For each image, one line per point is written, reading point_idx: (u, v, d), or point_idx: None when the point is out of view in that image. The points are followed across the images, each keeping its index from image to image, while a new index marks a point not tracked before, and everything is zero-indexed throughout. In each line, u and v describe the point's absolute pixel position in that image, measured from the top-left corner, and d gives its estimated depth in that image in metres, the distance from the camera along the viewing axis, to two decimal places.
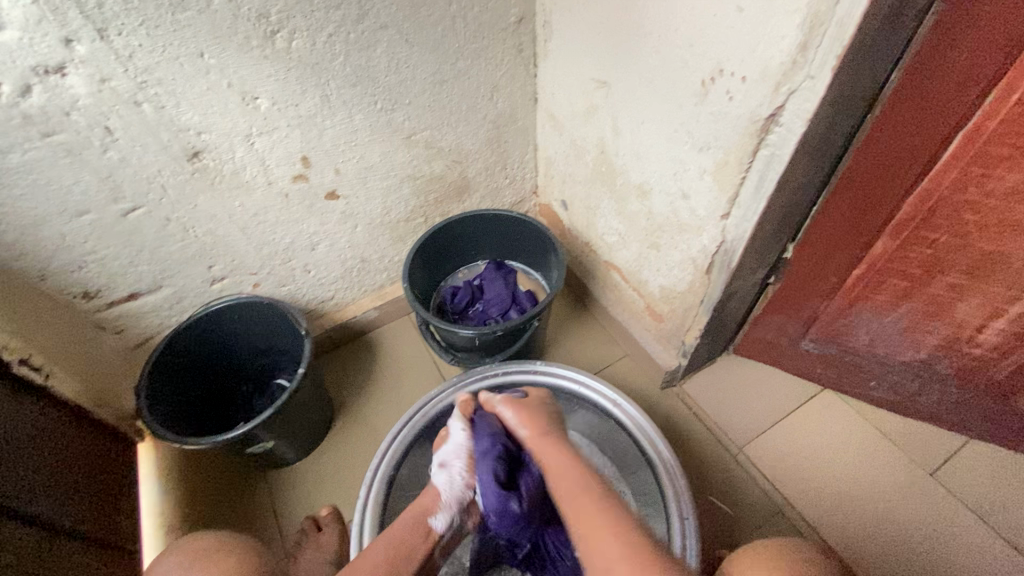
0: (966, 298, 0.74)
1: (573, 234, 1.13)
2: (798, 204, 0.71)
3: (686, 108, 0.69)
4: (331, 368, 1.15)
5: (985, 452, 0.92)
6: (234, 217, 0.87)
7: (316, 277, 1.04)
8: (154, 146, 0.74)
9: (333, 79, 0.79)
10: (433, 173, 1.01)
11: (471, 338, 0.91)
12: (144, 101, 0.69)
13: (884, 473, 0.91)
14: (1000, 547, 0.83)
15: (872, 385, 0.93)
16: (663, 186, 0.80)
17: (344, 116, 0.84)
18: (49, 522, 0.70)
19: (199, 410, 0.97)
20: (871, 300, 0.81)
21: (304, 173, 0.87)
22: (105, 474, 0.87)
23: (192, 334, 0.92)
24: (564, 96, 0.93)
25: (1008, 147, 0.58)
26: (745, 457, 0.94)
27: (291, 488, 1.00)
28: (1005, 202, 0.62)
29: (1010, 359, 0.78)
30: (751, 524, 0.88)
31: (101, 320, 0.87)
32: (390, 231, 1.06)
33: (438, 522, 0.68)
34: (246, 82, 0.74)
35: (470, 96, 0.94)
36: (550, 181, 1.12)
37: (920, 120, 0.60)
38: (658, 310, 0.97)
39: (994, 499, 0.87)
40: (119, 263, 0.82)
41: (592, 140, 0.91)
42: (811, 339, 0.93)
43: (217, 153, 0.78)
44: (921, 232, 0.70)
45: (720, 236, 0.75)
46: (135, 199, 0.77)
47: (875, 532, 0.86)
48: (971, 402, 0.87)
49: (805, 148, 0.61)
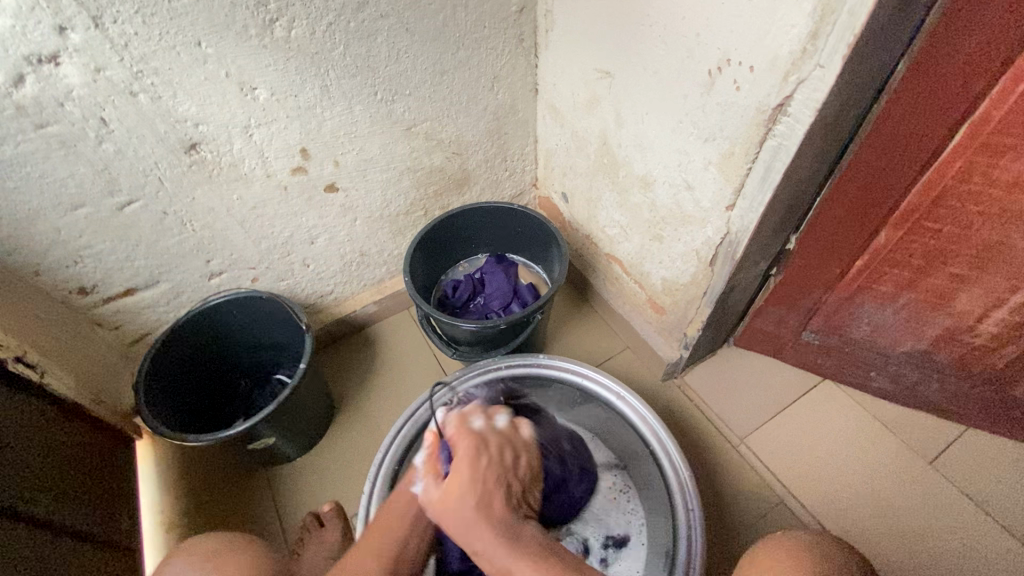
0: (967, 288, 0.74)
1: (574, 227, 1.12)
2: (803, 194, 0.71)
3: (692, 99, 0.69)
4: (330, 363, 1.14)
5: (982, 440, 0.93)
6: (232, 210, 0.85)
7: (315, 271, 1.02)
8: (150, 137, 0.72)
9: (333, 69, 0.78)
10: (433, 165, 1.00)
11: (473, 331, 0.90)
12: (140, 91, 0.68)
13: (883, 462, 0.92)
14: (997, 533, 0.84)
15: (872, 375, 0.94)
16: (667, 177, 0.79)
17: (343, 106, 0.83)
18: (46, 522, 0.69)
19: (198, 407, 0.96)
20: (873, 291, 0.82)
21: (303, 165, 0.86)
22: (104, 471, 0.86)
23: (190, 329, 0.91)
24: (566, 87, 0.93)
25: (1014, 137, 0.58)
26: (747, 447, 0.94)
27: (293, 483, 0.99)
28: (1009, 192, 0.62)
29: (1009, 349, 0.79)
30: (753, 514, 0.88)
31: (98, 316, 0.86)
32: (389, 224, 1.04)
33: (415, 488, 0.68)
34: (244, 73, 0.72)
35: (470, 87, 0.93)
36: (551, 173, 1.12)
37: (926, 110, 0.60)
38: (660, 302, 0.96)
39: (991, 487, 0.88)
40: (116, 257, 0.81)
41: (594, 131, 0.90)
42: (812, 330, 0.93)
43: (214, 145, 0.77)
44: (924, 223, 0.70)
45: (725, 227, 0.74)
46: (132, 192, 0.76)
47: (875, 520, 0.87)
48: (969, 392, 0.88)
49: (812, 138, 0.61)
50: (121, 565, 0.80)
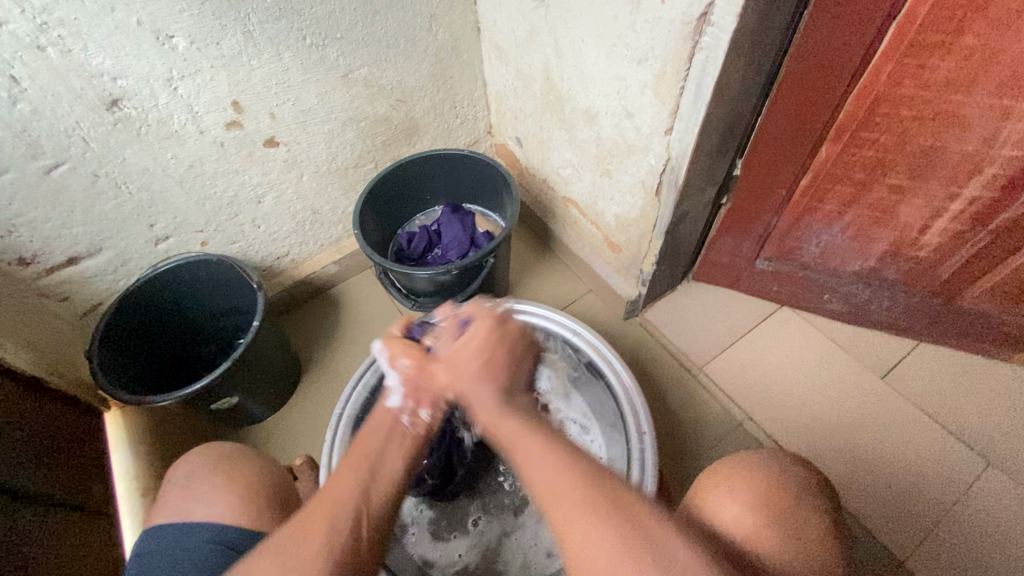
0: (908, 200, 0.75)
1: (530, 173, 1.11)
2: (740, 113, 0.70)
3: (622, 19, 0.67)
4: (295, 326, 1.13)
5: (933, 353, 0.95)
6: (168, 170, 0.83)
7: (267, 232, 1.01)
8: (67, 95, 0.69)
9: (255, 13, 0.74)
10: (378, 114, 0.97)
11: (429, 280, 0.90)
12: (48, 45, 0.65)
13: (839, 381, 0.94)
14: (945, 440, 0.87)
15: (826, 299, 0.96)
16: (608, 107, 0.78)
17: (272, 54, 0.80)
18: (13, 488, 0.70)
19: (157, 375, 0.96)
20: (820, 212, 0.82)
21: (238, 119, 0.83)
22: (72, 442, 0.87)
23: (142, 296, 0.89)
24: (505, 23, 0.90)
25: (941, 33, 0.58)
26: (706, 376, 0.96)
27: (265, 443, 1.00)
28: (939, 94, 0.62)
29: (952, 259, 0.81)
30: (711, 437, 0.91)
31: (43, 287, 0.84)
32: (339, 179, 1.02)
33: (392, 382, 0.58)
34: (158, 20, 0.69)
35: (408, 28, 0.89)
36: (503, 118, 1.09)
37: (852, 11, 0.58)
38: (615, 240, 0.96)
39: (940, 395, 0.91)
40: (52, 226, 0.79)
41: (537, 66, 0.88)
42: (766, 256, 0.94)
43: (138, 101, 0.74)
44: (860, 134, 0.70)
45: (666, 153, 0.74)
46: (57, 154, 0.73)
47: (829, 436, 0.89)
48: (919, 306, 0.90)
49: (739, 49, 0.59)
50: (97, 529, 0.82)
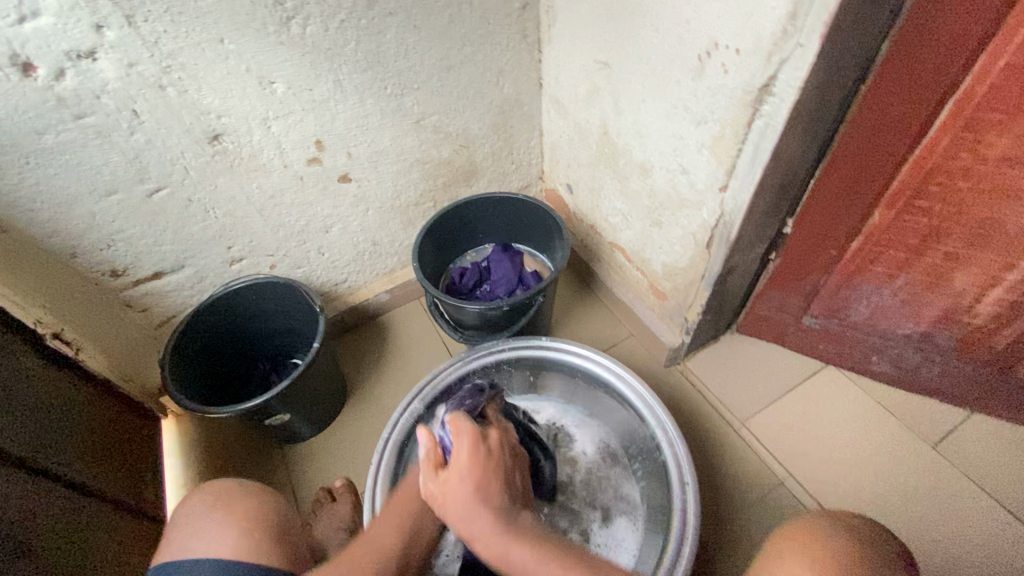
0: (962, 267, 0.75)
1: (579, 218, 1.15)
2: (794, 176, 0.73)
3: (685, 84, 0.72)
4: (344, 349, 1.18)
5: (987, 425, 0.93)
6: (251, 198, 0.91)
7: (329, 260, 1.07)
8: (177, 128, 0.78)
9: (345, 64, 0.83)
10: (442, 157, 1.04)
11: (479, 314, 0.94)
12: (168, 85, 0.74)
13: (886, 445, 0.92)
14: (1002, 518, 0.84)
15: (874, 360, 0.95)
16: (664, 162, 0.82)
17: (356, 100, 0.87)
18: (86, 487, 0.74)
19: (218, 387, 1.01)
20: (870, 273, 0.83)
21: (318, 156, 0.91)
22: (136, 446, 0.92)
23: (213, 312, 0.96)
24: (567, 81, 0.96)
25: (998, 113, 0.60)
26: (748, 431, 0.95)
27: (307, 462, 1.03)
28: (995, 169, 0.64)
29: (1007, 330, 0.80)
30: (752, 493, 0.89)
31: (127, 299, 0.91)
32: (399, 215, 1.09)
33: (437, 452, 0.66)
34: (263, 67, 0.77)
35: (477, 81, 0.97)
36: (556, 166, 1.15)
37: (908, 89, 0.62)
38: (661, 288, 0.99)
39: (995, 469, 0.88)
40: (145, 243, 0.87)
41: (595, 121, 0.93)
42: (813, 313, 0.95)
43: (236, 136, 0.82)
44: (914, 201, 0.72)
45: (719, 209, 0.77)
46: (160, 180, 0.82)
47: (876, 503, 0.87)
48: (973, 374, 0.89)
49: (798, 118, 0.63)
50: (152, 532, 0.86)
